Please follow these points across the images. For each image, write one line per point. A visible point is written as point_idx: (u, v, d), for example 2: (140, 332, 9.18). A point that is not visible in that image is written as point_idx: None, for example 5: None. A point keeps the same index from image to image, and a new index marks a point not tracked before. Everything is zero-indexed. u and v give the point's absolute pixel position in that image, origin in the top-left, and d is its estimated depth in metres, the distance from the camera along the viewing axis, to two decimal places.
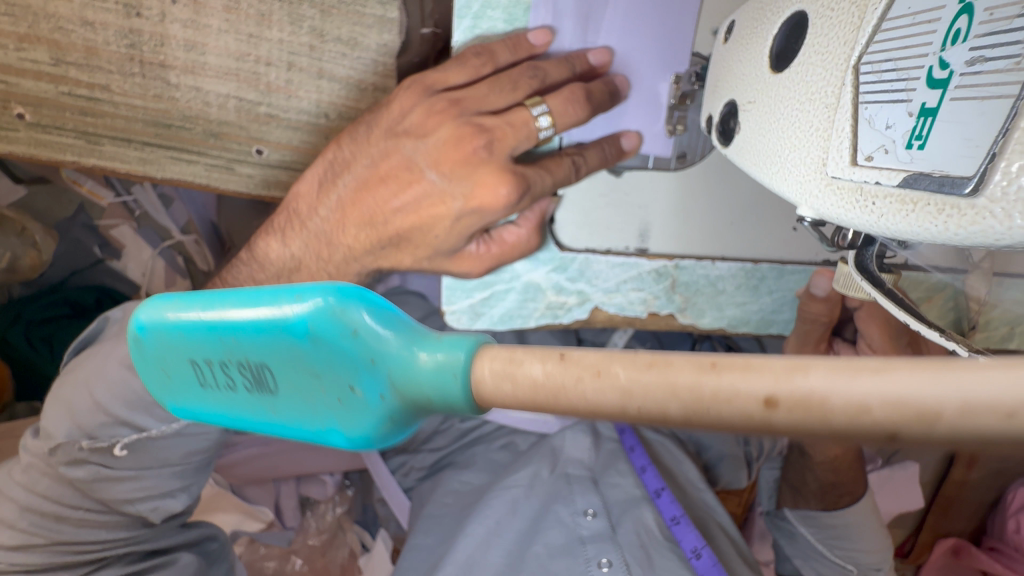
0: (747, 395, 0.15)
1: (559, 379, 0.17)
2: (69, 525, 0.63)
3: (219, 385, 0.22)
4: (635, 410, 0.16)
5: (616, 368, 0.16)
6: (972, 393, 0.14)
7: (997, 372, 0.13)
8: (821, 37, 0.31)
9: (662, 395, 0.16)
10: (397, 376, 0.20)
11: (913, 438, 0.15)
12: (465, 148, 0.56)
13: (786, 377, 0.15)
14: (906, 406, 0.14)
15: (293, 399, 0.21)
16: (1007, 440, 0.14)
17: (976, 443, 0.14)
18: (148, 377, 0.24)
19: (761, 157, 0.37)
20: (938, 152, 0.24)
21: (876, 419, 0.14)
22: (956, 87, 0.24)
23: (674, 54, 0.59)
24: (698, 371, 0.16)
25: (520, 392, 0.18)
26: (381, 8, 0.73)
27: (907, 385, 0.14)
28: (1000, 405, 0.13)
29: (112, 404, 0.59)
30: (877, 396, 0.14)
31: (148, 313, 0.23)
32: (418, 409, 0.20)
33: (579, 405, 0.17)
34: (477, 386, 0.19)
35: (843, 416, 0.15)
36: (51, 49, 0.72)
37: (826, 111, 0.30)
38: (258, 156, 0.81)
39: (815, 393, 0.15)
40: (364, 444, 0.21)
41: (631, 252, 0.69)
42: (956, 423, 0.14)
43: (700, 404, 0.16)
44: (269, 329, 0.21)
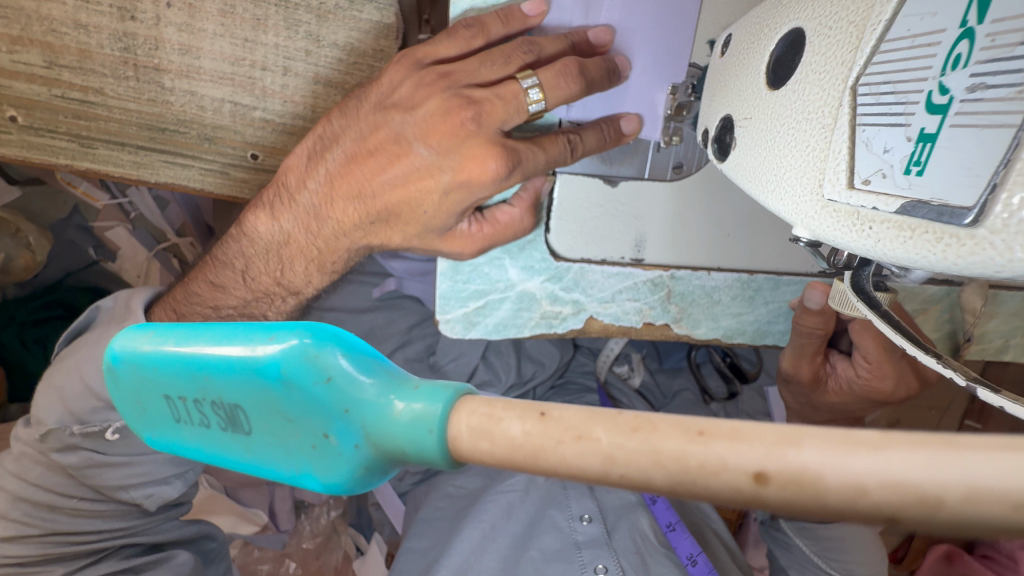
0: (736, 467, 0.14)
1: (539, 440, 0.15)
2: (64, 515, 0.61)
3: (192, 423, 0.20)
4: (618, 477, 0.15)
5: (598, 431, 0.15)
6: (974, 479, 0.13)
7: (1004, 455, 0.13)
8: (818, 56, 0.31)
9: (646, 462, 0.15)
10: (371, 426, 0.18)
11: (912, 521, 0.14)
12: (453, 120, 0.54)
13: (778, 452, 0.14)
14: (906, 490, 0.13)
15: (266, 443, 0.19)
16: (1010, 531, 0.13)
17: (975, 529, 0.13)
18: (123, 410, 0.23)
19: (757, 175, 0.37)
20: (937, 178, 0.23)
21: (874, 501, 0.14)
22: (956, 112, 0.23)
23: (673, 66, 0.58)
24: (685, 439, 0.15)
25: (499, 450, 0.16)
26: (377, 14, 0.73)
27: (907, 465, 0.13)
28: (1004, 496, 0.13)
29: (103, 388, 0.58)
30: (876, 477, 0.13)
31: (123, 343, 0.22)
32: (396, 461, 0.18)
33: (562, 470, 0.16)
34: (455, 445, 0.17)
35: (839, 496, 0.14)
36: (44, 51, 0.72)
37: (823, 131, 0.29)
38: (253, 160, 0.80)
39: (809, 470, 0.14)
40: (339, 493, 0.20)
41: (627, 262, 0.68)
42: (957, 510, 0.13)
43: (685, 473, 0.15)
44: (241, 370, 0.19)
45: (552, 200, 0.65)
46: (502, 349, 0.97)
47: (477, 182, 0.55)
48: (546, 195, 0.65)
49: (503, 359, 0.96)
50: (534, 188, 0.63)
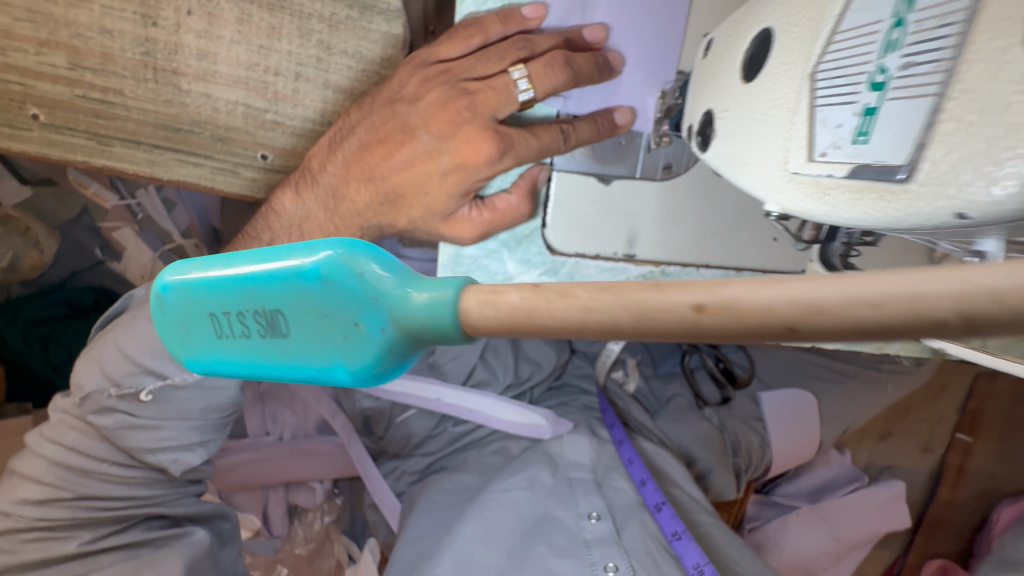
0: (678, 304, 0.17)
1: (533, 301, 0.19)
2: (93, 480, 0.64)
3: (236, 334, 0.23)
4: (594, 324, 0.18)
5: (579, 290, 0.18)
6: (853, 293, 0.15)
7: (883, 278, 0.15)
8: (784, 50, 0.35)
9: (614, 308, 0.18)
10: (395, 310, 0.21)
11: (812, 337, 0.16)
12: (451, 108, 0.60)
13: (712, 288, 0.17)
14: (801, 303, 0.15)
15: (302, 339, 0.22)
16: (894, 331, 0.15)
17: (865, 335, 0.15)
18: (169, 335, 0.26)
19: (734, 162, 0.40)
20: (878, 145, 0.27)
21: (779, 317, 0.16)
22: (893, 88, 0.27)
23: (664, 68, 0.62)
24: (644, 287, 0.17)
25: (501, 317, 0.19)
26: (386, 25, 0.79)
27: (806, 288, 0.15)
28: (865, 298, 0.15)
29: (137, 352, 0.62)
30: (781, 298, 0.16)
31: (173, 274, 0.25)
32: (418, 342, 0.21)
33: (551, 325, 0.19)
34: (465, 316, 0.20)
35: (754, 311, 0.16)
36: (69, 54, 0.75)
37: (787, 114, 0.33)
38: (263, 161, 0.85)
39: (734, 299, 0.16)
40: (367, 379, 0.22)
41: (620, 257, 0.70)
42: (840, 315, 0.15)
43: (639, 308, 0.17)
44: (280, 275, 0.22)
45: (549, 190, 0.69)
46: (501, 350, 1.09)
47: (472, 164, 0.60)
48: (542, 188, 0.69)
49: (501, 359, 1.07)
50: (532, 175, 0.67)
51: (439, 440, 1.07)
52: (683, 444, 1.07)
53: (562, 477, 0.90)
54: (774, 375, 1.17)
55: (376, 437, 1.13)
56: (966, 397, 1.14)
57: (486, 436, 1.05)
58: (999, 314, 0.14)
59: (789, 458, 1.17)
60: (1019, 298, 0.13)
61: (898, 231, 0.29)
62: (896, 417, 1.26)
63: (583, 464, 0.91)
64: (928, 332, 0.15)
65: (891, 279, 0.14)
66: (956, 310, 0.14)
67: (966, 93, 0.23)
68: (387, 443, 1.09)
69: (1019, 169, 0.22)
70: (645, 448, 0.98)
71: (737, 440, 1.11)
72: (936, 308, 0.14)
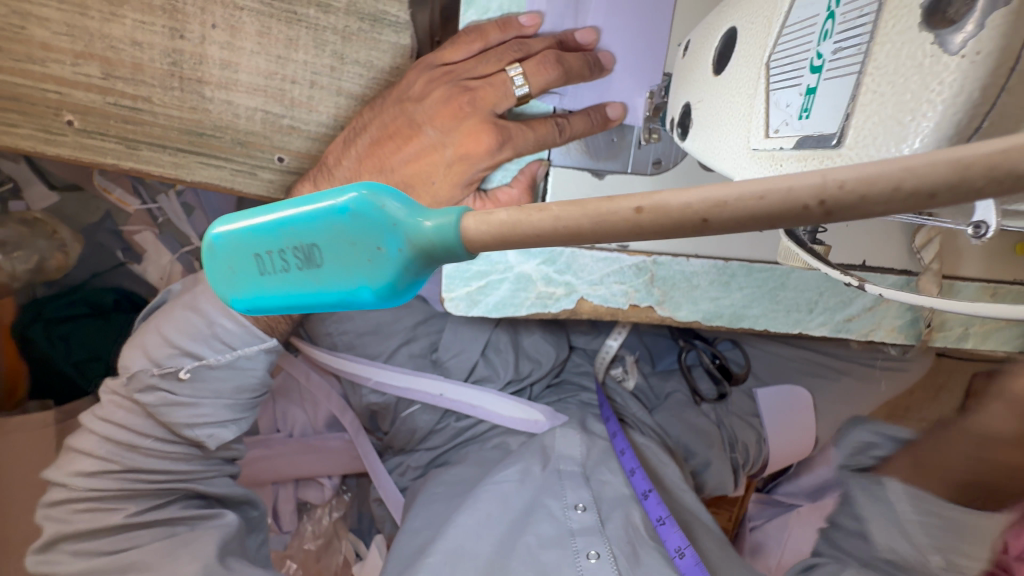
0: (617, 209, 0.20)
1: (516, 216, 0.22)
2: (139, 454, 0.74)
3: (278, 270, 0.28)
4: (563, 230, 0.21)
5: (551, 205, 0.22)
6: (745, 191, 0.18)
7: (770, 181, 0.18)
8: (746, 44, 0.40)
9: (573, 216, 0.21)
10: (409, 234, 0.25)
11: (723, 229, 0.19)
12: (455, 103, 0.66)
13: (648, 194, 0.20)
14: (709, 199, 0.19)
15: (333, 267, 0.26)
16: (780, 217, 0.18)
17: (755, 221, 0.19)
18: (222, 277, 0.31)
19: (708, 145, 0.45)
20: (819, 118, 0.32)
21: (695, 211, 0.19)
22: (829, 70, 0.31)
23: (652, 69, 0.67)
24: (599, 198, 0.21)
25: (493, 233, 0.23)
26: (395, 36, 0.85)
27: (715, 189, 0.19)
28: (752, 192, 0.18)
29: (177, 335, 0.71)
30: (696, 199, 0.19)
31: (224, 226, 0.30)
32: (430, 260, 0.25)
33: (531, 234, 0.22)
34: (467, 233, 0.24)
35: (676, 208, 0.19)
36: (103, 65, 0.82)
37: (749, 99, 0.39)
38: (280, 163, 0.91)
39: (664, 199, 0.19)
40: (387, 298, 0.26)
41: (614, 248, 0.78)
42: (737, 207, 0.18)
43: (594, 212, 0.21)
44: (314, 214, 0.26)
45: (547, 183, 0.73)
46: (502, 347, 1.12)
47: (474, 154, 0.66)
48: (541, 180, 0.72)
49: (502, 356, 1.11)
50: (530, 171, 0.71)
51: (442, 435, 1.10)
52: (680, 438, 1.11)
53: (552, 469, 0.92)
54: (770, 373, 1.19)
55: (383, 432, 1.18)
56: None
57: (487, 432, 1.08)
58: (845, 197, 0.17)
59: (785, 454, 1.19)
60: (861, 183, 0.17)
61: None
62: None
63: (572, 456, 0.94)
64: (797, 217, 0.18)
65: (772, 179, 0.18)
66: (816, 195, 0.18)
67: (879, 69, 0.28)
68: (393, 437, 1.13)
69: (921, 129, 0.26)
70: (638, 442, 1.02)
71: (734, 437, 1.14)
72: (801, 195, 0.18)
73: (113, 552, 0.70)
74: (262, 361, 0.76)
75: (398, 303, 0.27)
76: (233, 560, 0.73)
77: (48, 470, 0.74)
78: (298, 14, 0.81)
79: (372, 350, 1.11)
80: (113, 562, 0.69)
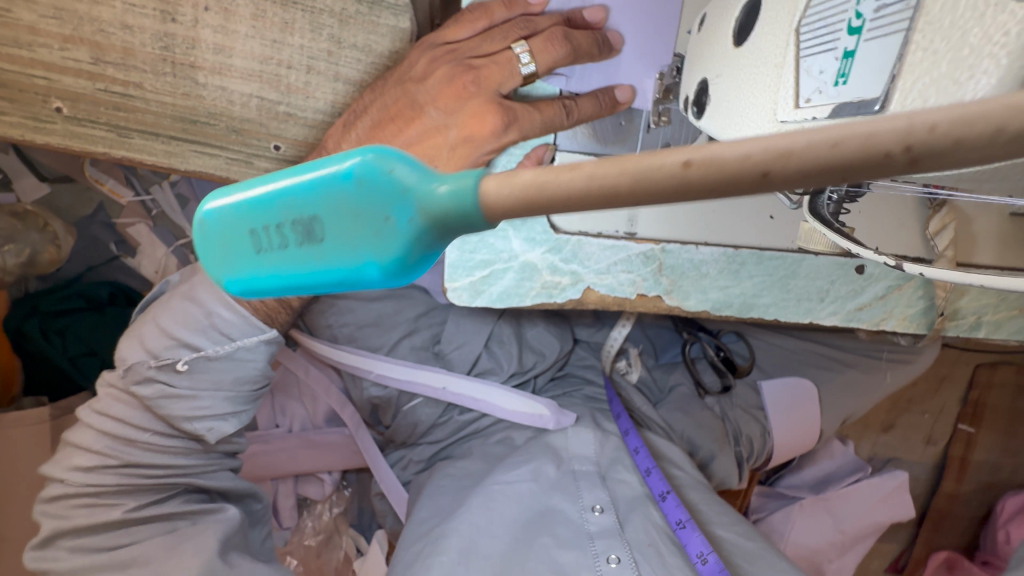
0: (665, 161, 0.18)
1: (541, 176, 0.20)
2: (137, 448, 0.72)
3: (275, 247, 0.25)
4: (596, 191, 0.19)
5: (583, 162, 0.19)
6: (815, 137, 0.16)
7: (845, 124, 0.16)
8: (770, 13, 0.38)
9: (609, 172, 0.18)
10: (420, 202, 0.22)
11: (786, 183, 0.17)
12: (457, 84, 0.64)
13: (700, 142, 0.17)
14: (773, 147, 0.16)
15: (335, 241, 0.24)
16: (854, 169, 0.16)
17: (825, 173, 0.16)
18: (215, 257, 0.28)
19: (726, 122, 0.43)
20: (858, 83, 0.30)
21: (755, 163, 0.16)
22: (868, 31, 0.29)
23: (663, 48, 0.65)
24: (641, 152, 0.18)
25: (516, 196, 0.20)
26: (394, 19, 0.83)
27: (779, 135, 0.16)
28: (828, 137, 0.16)
29: (174, 326, 0.69)
30: (757, 146, 0.16)
31: (216, 201, 0.28)
32: (442, 231, 0.23)
33: (557, 196, 0.19)
34: (485, 199, 0.21)
35: (732, 160, 0.17)
36: (92, 49, 0.79)
37: (775, 69, 0.37)
38: (276, 151, 0.88)
39: (718, 149, 0.17)
40: (396, 275, 0.24)
41: (621, 235, 0.76)
42: (807, 154, 0.16)
43: (637, 168, 0.18)
44: (315, 183, 0.24)
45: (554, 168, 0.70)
46: (505, 339, 1.09)
47: (479, 136, 0.63)
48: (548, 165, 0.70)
49: (505, 349, 1.08)
50: (538, 155, 0.67)
51: (444, 429, 1.08)
52: (685, 434, 1.09)
53: (567, 470, 0.91)
54: (773, 362, 1.17)
55: (384, 425, 1.16)
56: (968, 388, 1.21)
57: (490, 425, 1.06)
58: (936, 141, 0.15)
59: (789, 447, 1.18)
60: (954, 128, 0.15)
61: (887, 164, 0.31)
62: (898, 410, 1.26)
63: (587, 456, 0.92)
64: (874, 167, 0.16)
65: (846, 122, 0.16)
66: (900, 141, 0.15)
67: (931, 24, 0.26)
68: (394, 432, 1.11)
69: (980, 87, 0.23)
70: (650, 439, 1.01)
71: (738, 429, 1.12)
72: (882, 143, 0.16)
73: (113, 547, 0.69)
74: (262, 353, 0.74)
75: (407, 281, 0.24)
76: (236, 555, 0.71)
77: (47, 464, 0.72)
78: None
79: (373, 342, 1.09)
80: (111, 559, 0.67)
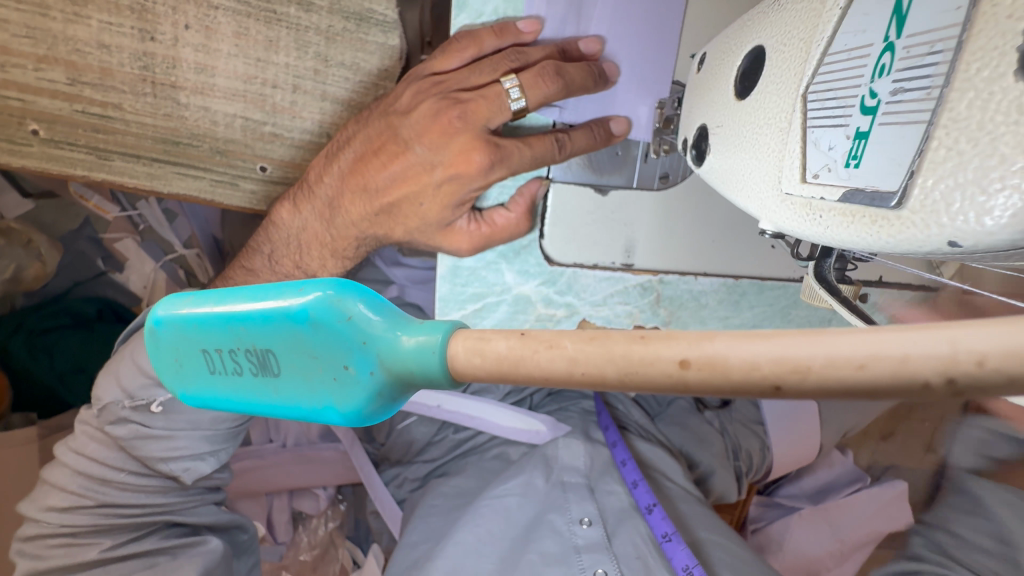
0: (664, 359, 0.17)
1: (518, 351, 0.19)
2: (113, 488, 0.70)
3: (225, 373, 0.24)
4: (580, 375, 0.18)
5: (565, 340, 0.19)
6: (833, 351, 0.15)
7: (855, 339, 0.15)
8: (776, 70, 0.35)
9: (599, 360, 0.18)
10: (385, 355, 0.21)
11: (796, 391, 0.16)
12: (442, 119, 0.60)
13: (699, 343, 0.17)
14: (785, 361, 0.16)
15: (294, 379, 0.23)
16: (871, 390, 0.15)
17: (847, 391, 0.16)
18: (164, 368, 0.26)
19: (728, 179, 0.41)
20: (871, 170, 0.27)
21: (764, 374, 0.16)
22: (884, 113, 0.27)
23: (659, 80, 0.62)
24: (630, 340, 0.18)
25: (487, 364, 0.20)
26: (383, 36, 0.79)
27: (785, 346, 0.16)
28: (848, 358, 0.15)
29: (149, 365, 0.66)
30: (765, 355, 0.16)
31: (164, 309, 0.25)
32: (405, 384, 0.22)
33: (537, 375, 0.19)
34: (453, 361, 0.20)
35: (740, 370, 0.16)
36: (68, 70, 0.75)
37: (780, 134, 0.34)
38: (262, 172, 0.84)
39: (719, 355, 0.17)
40: (356, 422, 0.23)
41: (617, 267, 0.71)
42: (824, 373, 0.15)
43: (623, 361, 0.18)
44: (273, 317, 0.22)
45: (547, 203, 0.69)
46: None
47: (466, 174, 0.61)
48: (541, 200, 0.69)
49: None
50: (530, 191, 0.67)
51: (440, 447, 1.07)
52: (684, 446, 1.07)
53: (556, 481, 0.89)
54: None
55: (379, 444, 1.16)
56: None
57: (486, 442, 1.04)
58: (984, 375, 0.14)
59: (792, 461, 1.15)
60: (1007, 361, 0.14)
61: (896, 255, 0.28)
62: None
63: (576, 467, 0.90)
64: (913, 390, 0.15)
65: (854, 339, 0.15)
66: (941, 372, 0.14)
67: (956, 122, 0.23)
68: (390, 449, 1.11)
69: (1013, 202, 0.22)
70: (641, 448, 0.97)
71: (737, 444, 1.11)
72: (918, 368, 0.15)
73: None
74: None
75: (369, 426, 0.23)
76: None
77: (23, 502, 0.70)
78: (277, 14, 0.75)
79: None
80: None
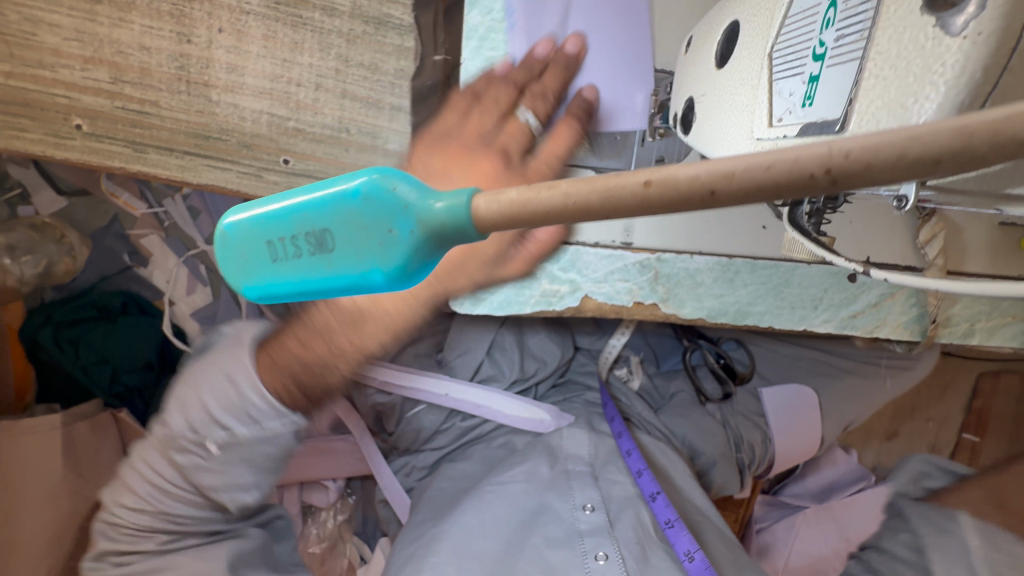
0: (629, 182, 0.23)
1: (528, 195, 0.25)
2: (166, 503, 0.73)
3: (289, 254, 0.31)
4: (572, 205, 0.24)
5: (562, 182, 0.25)
6: (751, 160, 0.21)
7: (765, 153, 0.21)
8: (747, 37, 0.41)
9: (585, 189, 0.24)
10: (421, 215, 0.28)
11: (726, 197, 0.22)
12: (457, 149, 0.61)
13: (659, 168, 0.22)
14: (716, 170, 0.21)
15: (345, 248, 0.30)
16: (774, 187, 0.21)
17: (763, 189, 0.21)
18: (235, 265, 0.33)
19: (709, 139, 0.46)
20: (822, 104, 0.32)
21: (702, 183, 0.21)
22: (831, 57, 0.32)
23: (641, 71, 0.72)
24: (608, 175, 0.24)
25: (504, 211, 0.26)
26: (399, 39, 0.86)
27: (721, 161, 0.21)
28: (761, 165, 0.21)
29: (207, 406, 0.67)
30: (704, 171, 0.21)
31: (236, 216, 0.33)
32: (437, 238, 0.28)
33: (541, 210, 0.25)
34: (477, 212, 0.27)
35: (684, 180, 0.22)
36: (111, 70, 0.82)
37: (751, 90, 0.39)
38: (286, 165, 0.89)
39: (672, 174, 0.22)
40: (397, 278, 0.29)
41: (618, 245, 0.79)
42: (745, 177, 0.21)
43: (603, 189, 0.24)
44: (331, 198, 0.29)
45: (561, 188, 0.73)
46: (507, 347, 1.11)
47: None
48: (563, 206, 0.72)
49: (506, 356, 1.11)
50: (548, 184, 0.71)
51: (447, 436, 1.09)
52: (686, 438, 1.09)
53: (560, 470, 0.92)
54: (775, 369, 1.18)
55: (388, 433, 1.16)
56: (972, 396, 1.28)
57: (492, 431, 1.07)
58: (850, 164, 0.19)
59: (790, 455, 1.19)
60: (867, 152, 0.19)
61: None
62: (901, 417, 1.31)
63: (581, 457, 0.94)
64: (805, 185, 0.20)
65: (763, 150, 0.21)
66: (822, 165, 0.20)
67: (882, 54, 0.29)
68: (398, 438, 1.11)
69: (924, 109, 0.26)
70: (644, 441, 1.02)
71: (739, 436, 1.13)
72: (808, 166, 0.20)
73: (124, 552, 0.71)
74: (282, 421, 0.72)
75: (408, 283, 0.30)
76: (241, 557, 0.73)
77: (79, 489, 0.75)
78: (303, 18, 0.82)
79: None
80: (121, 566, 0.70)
